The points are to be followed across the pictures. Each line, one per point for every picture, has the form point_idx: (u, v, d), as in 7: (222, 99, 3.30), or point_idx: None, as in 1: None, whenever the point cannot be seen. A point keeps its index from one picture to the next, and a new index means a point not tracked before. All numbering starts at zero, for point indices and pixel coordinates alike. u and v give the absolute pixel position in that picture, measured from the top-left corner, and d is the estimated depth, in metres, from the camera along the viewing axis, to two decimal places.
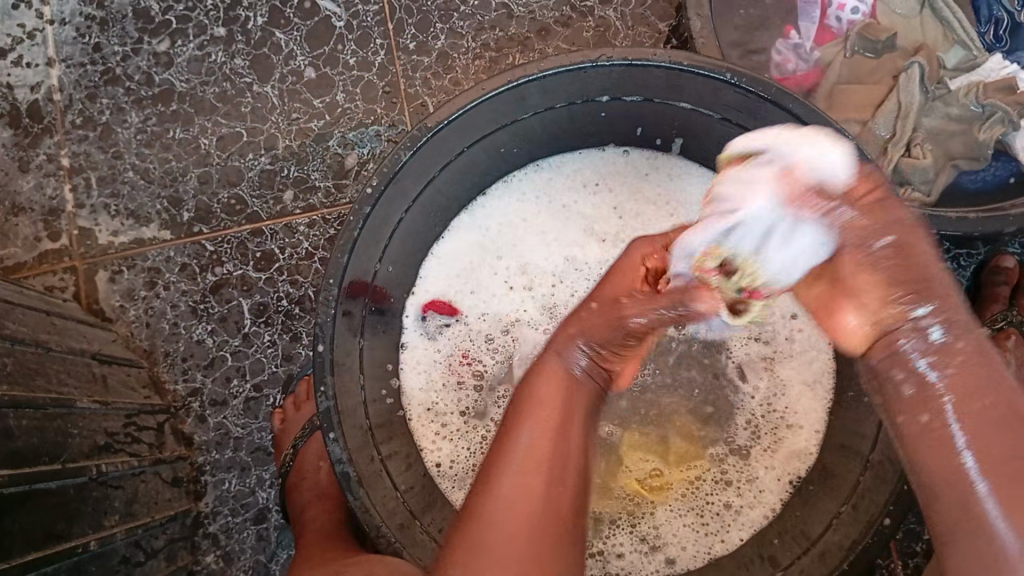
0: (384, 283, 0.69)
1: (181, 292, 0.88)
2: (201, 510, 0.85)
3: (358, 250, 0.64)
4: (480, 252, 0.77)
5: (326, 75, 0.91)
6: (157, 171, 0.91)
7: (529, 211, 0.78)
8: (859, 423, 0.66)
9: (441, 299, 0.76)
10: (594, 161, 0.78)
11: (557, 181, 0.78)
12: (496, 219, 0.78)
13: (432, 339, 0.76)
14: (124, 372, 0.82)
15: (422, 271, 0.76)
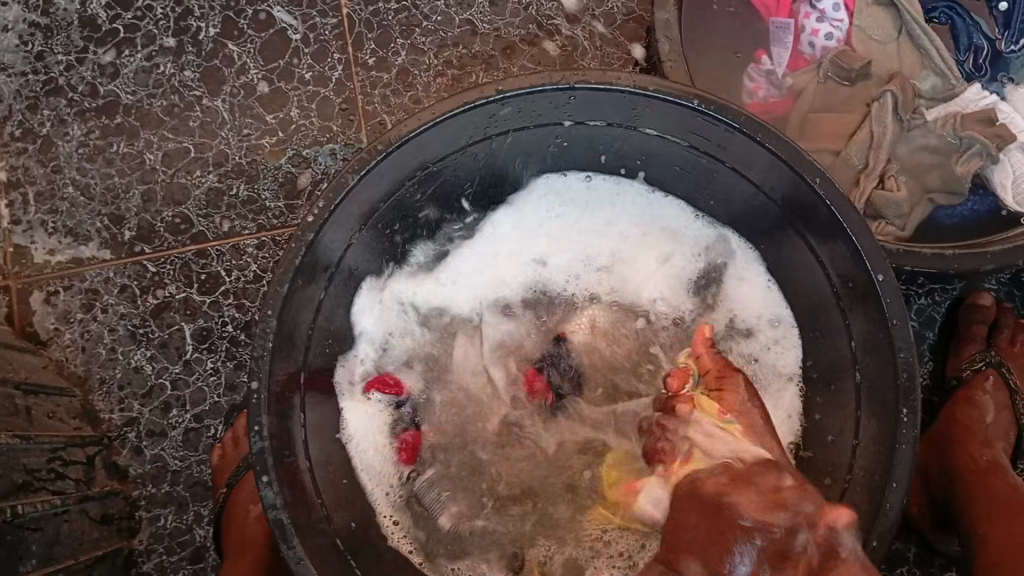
0: (329, 312, 0.66)
1: (120, 316, 0.84)
2: (135, 548, 0.80)
3: (300, 277, 0.60)
4: (432, 287, 0.74)
5: (280, 90, 0.87)
6: (98, 187, 0.86)
7: (486, 243, 0.75)
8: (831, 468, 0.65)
9: (380, 376, 0.72)
10: (555, 186, 0.74)
11: (509, 208, 0.74)
12: (442, 259, 0.74)
13: (372, 419, 0.71)
14: (53, 403, 0.76)
15: (363, 321, 0.71)
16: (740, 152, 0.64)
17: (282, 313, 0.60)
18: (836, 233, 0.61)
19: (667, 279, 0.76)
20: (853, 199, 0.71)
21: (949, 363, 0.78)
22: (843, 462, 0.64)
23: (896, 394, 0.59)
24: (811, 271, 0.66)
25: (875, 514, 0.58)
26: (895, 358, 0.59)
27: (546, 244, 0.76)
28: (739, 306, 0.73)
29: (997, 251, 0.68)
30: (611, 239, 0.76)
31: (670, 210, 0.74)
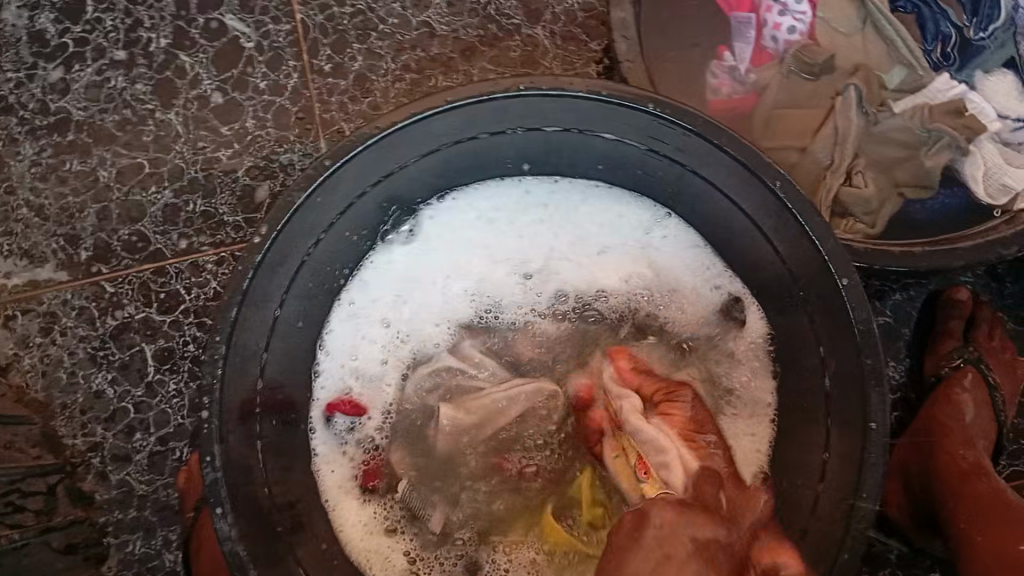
0: (286, 331, 0.64)
1: (79, 339, 0.82)
2: (104, 573, 0.79)
3: (252, 298, 0.60)
4: (378, 306, 0.72)
5: (235, 101, 0.84)
6: (52, 207, 0.84)
7: (419, 261, 0.73)
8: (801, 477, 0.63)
9: (342, 396, 0.71)
10: (505, 198, 0.73)
11: (452, 218, 0.72)
12: (399, 277, 0.73)
13: (340, 443, 0.70)
14: (10, 434, 0.74)
15: (326, 346, 0.70)
16: (699, 156, 0.62)
17: (230, 338, 0.59)
18: (796, 235, 0.60)
19: (605, 275, 0.74)
20: (820, 196, 0.70)
21: (926, 360, 0.76)
22: (812, 471, 0.62)
23: (867, 401, 0.58)
24: (779, 277, 0.64)
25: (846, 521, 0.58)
26: (862, 364, 0.58)
27: (482, 248, 0.74)
28: (699, 302, 0.73)
29: (966, 248, 0.66)
30: (548, 241, 0.74)
31: (606, 201, 0.73)
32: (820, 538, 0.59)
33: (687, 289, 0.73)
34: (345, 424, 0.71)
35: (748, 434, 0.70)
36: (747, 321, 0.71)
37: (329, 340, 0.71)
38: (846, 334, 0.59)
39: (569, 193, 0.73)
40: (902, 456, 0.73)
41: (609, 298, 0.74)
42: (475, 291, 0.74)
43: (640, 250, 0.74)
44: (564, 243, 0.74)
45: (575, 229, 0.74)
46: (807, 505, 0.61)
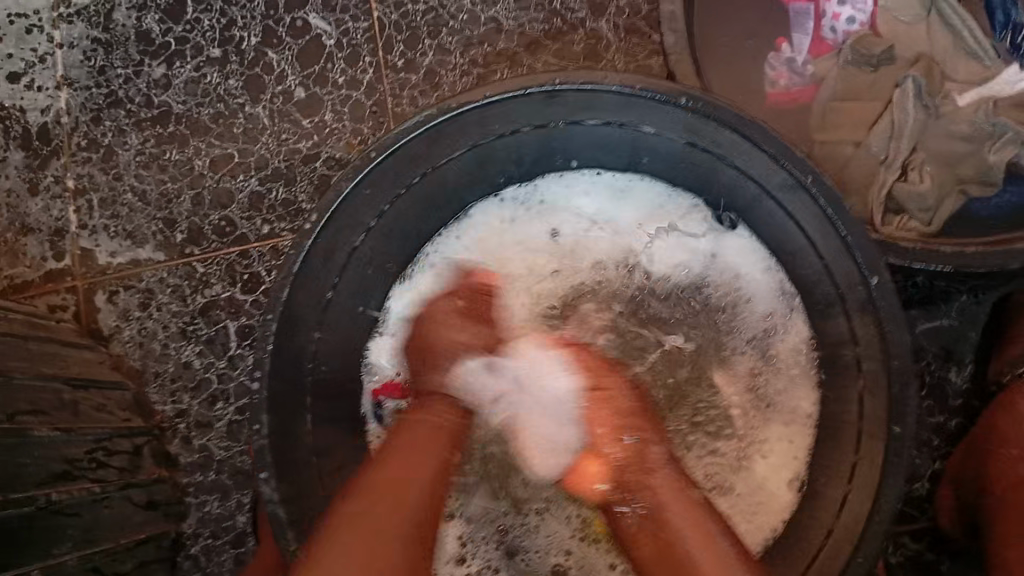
0: (338, 308, 0.69)
1: (172, 314, 0.89)
2: (184, 531, 0.87)
3: (301, 282, 0.65)
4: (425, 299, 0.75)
5: (315, 95, 0.90)
6: (153, 193, 0.92)
7: (465, 249, 0.76)
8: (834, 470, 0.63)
9: (390, 381, 0.75)
10: (556, 186, 0.75)
11: (500, 213, 0.75)
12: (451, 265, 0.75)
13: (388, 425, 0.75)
14: (104, 396, 0.82)
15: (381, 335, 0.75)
16: (738, 151, 0.62)
17: (281, 320, 0.64)
18: (829, 231, 0.59)
19: (649, 259, 0.75)
20: (873, 192, 0.69)
21: (992, 364, 0.74)
22: (842, 476, 0.62)
23: (892, 404, 0.58)
24: (818, 275, 0.64)
25: (865, 528, 0.58)
26: (889, 365, 0.58)
27: (528, 232, 0.76)
28: (757, 300, 0.72)
29: (1023, 248, 0.63)
30: (590, 229, 0.76)
31: (647, 195, 0.74)
32: (839, 545, 0.59)
33: (739, 281, 0.73)
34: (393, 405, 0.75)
35: (785, 436, 0.71)
36: (795, 326, 0.70)
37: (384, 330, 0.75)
38: (875, 334, 0.59)
39: (609, 185, 0.75)
40: (955, 463, 0.72)
41: (663, 289, 0.75)
42: (521, 281, 0.76)
43: (683, 239, 0.74)
44: (612, 231, 0.75)
45: (621, 218, 0.75)
46: (833, 509, 0.61)
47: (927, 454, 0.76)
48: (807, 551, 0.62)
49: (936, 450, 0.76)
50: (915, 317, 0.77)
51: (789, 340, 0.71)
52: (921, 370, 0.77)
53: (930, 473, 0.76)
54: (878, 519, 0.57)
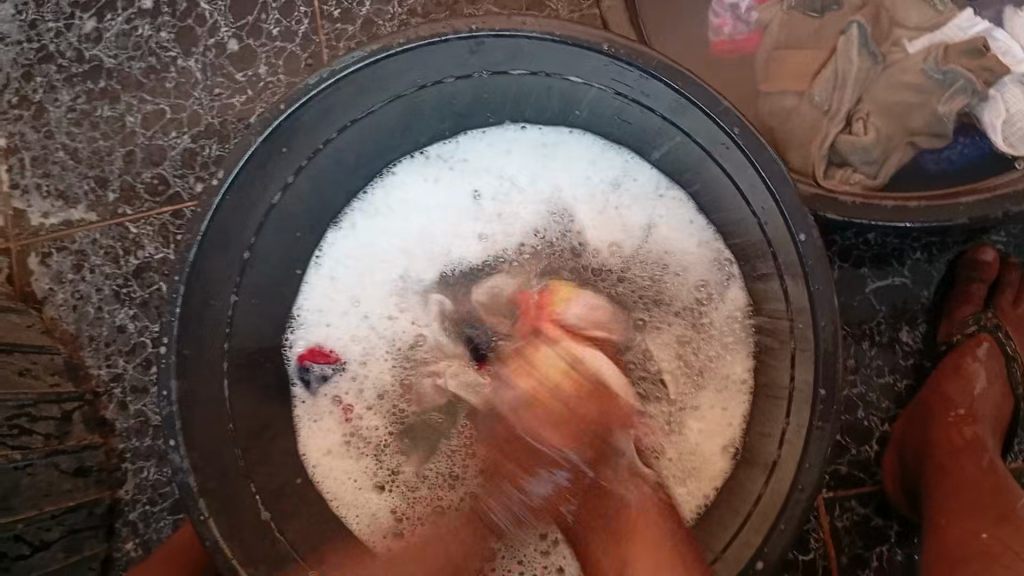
0: (259, 263, 0.66)
1: (105, 276, 0.87)
2: (122, 497, 0.84)
3: (212, 242, 0.61)
4: (353, 258, 0.75)
5: (249, 47, 0.88)
6: (85, 150, 0.89)
7: (393, 208, 0.75)
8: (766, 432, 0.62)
9: (315, 347, 0.73)
10: (486, 143, 0.74)
11: (429, 170, 0.75)
12: (380, 227, 0.75)
13: (314, 391, 0.73)
14: (29, 360, 0.78)
15: (300, 304, 0.73)
16: (667, 101, 0.60)
17: (191, 280, 0.60)
18: (755, 180, 0.58)
19: (579, 218, 0.75)
20: (817, 141, 0.74)
21: (943, 325, 0.76)
22: (772, 446, 0.61)
23: (816, 368, 0.57)
24: (751, 229, 0.62)
25: (788, 498, 0.56)
26: (817, 326, 0.57)
27: (454, 193, 0.75)
28: (690, 264, 0.72)
29: (969, 203, 0.68)
30: (517, 191, 0.75)
31: (579, 151, 0.74)
32: (764, 519, 0.57)
33: (677, 251, 0.73)
34: (322, 371, 0.73)
35: (718, 403, 0.70)
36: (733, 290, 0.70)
37: (304, 296, 0.73)
38: (801, 292, 0.58)
39: (536, 147, 0.74)
40: (902, 427, 0.74)
41: (593, 250, 0.74)
42: (453, 242, 0.76)
43: (619, 199, 0.74)
44: (542, 189, 0.75)
45: (550, 176, 0.75)
46: (761, 482, 0.60)
47: (875, 416, 0.77)
48: (733, 525, 0.60)
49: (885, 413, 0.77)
50: (866, 276, 0.77)
51: (724, 307, 0.71)
52: (869, 332, 0.77)
53: (877, 437, 0.76)
54: (800, 491, 0.56)
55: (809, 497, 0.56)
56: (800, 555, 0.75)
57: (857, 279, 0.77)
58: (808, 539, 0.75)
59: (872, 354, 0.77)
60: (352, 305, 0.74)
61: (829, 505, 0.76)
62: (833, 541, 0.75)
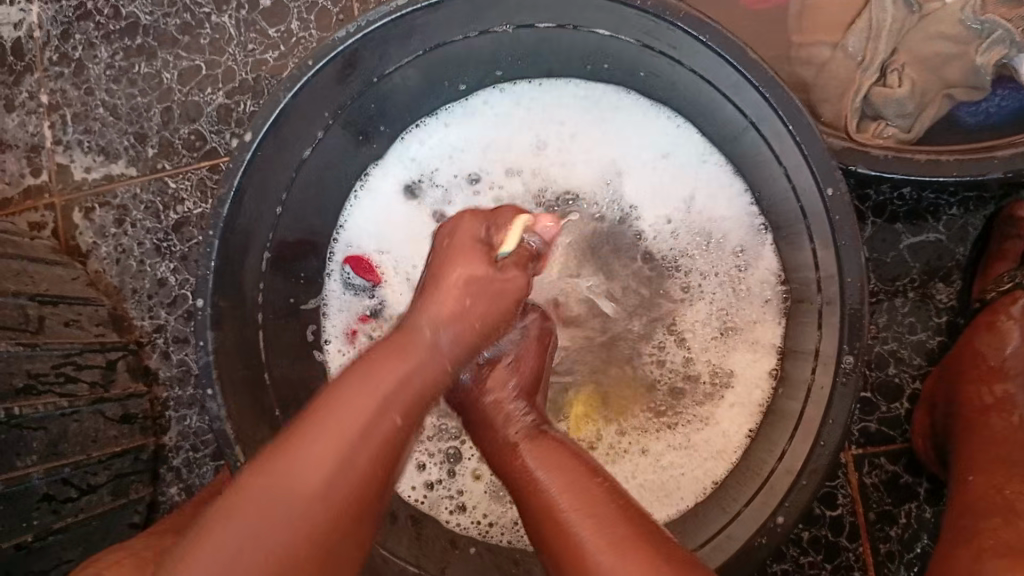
0: (291, 215, 0.68)
1: (146, 230, 0.89)
2: (166, 444, 0.87)
3: (246, 197, 0.62)
4: (395, 198, 0.76)
5: (281, 2, 0.89)
6: (124, 107, 0.90)
7: (447, 145, 0.75)
8: (794, 388, 0.63)
9: (368, 255, 0.75)
10: (545, 92, 0.74)
11: (502, 107, 0.75)
12: (434, 161, 0.76)
13: (354, 300, 0.75)
14: (74, 312, 0.81)
15: (349, 209, 0.75)
16: (694, 53, 0.59)
17: (224, 234, 0.61)
18: (783, 135, 0.57)
19: (629, 179, 0.74)
20: (850, 95, 0.74)
21: (977, 282, 0.75)
22: (798, 403, 0.61)
23: (841, 326, 0.57)
24: (780, 184, 0.62)
25: (810, 452, 0.57)
26: (843, 282, 0.56)
27: (516, 138, 0.75)
28: (717, 221, 0.72)
29: (1005, 156, 0.66)
30: (568, 140, 0.75)
31: (630, 117, 0.73)
32: (782, 478, 0.58)
33: (717, 222, 0.72)
34: (362, 287, 0.75)
35: (749, 357, 0.70)
36: (766, 256, 0.70)
37: (362, 197, 0.75)
38: (828, 248, 0.57)
39: (599, 103, 0.74)
40: (931, 386, 0.74)
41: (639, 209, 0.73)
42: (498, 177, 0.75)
43: (667, 168, 0.73)
44: (598, 146, 0.74)
45: (605, 136, 0.74)
46: (785, 440, 0.60)
47: (907, 372, 0.76)
48: (755, 480, 0.61)
49: (917, 370, 0.76)
50: (900, 232, 0.77)
51: (758, 271, 0.70)
52: (903, 288, 0.76)
53: (908, 394, 0.76)
54: (822, 445, 0.56)
55: (833, 453, 0.56)
56: (827, 510, 0.76)
57: (892, 235, 0.77)
58: (835, 495, 0.76)
59: (904, 311, 0.76)
60: (403, 246, 0.75)
61: (857, 461, 0.76)
62: (861, 497, 0.76)
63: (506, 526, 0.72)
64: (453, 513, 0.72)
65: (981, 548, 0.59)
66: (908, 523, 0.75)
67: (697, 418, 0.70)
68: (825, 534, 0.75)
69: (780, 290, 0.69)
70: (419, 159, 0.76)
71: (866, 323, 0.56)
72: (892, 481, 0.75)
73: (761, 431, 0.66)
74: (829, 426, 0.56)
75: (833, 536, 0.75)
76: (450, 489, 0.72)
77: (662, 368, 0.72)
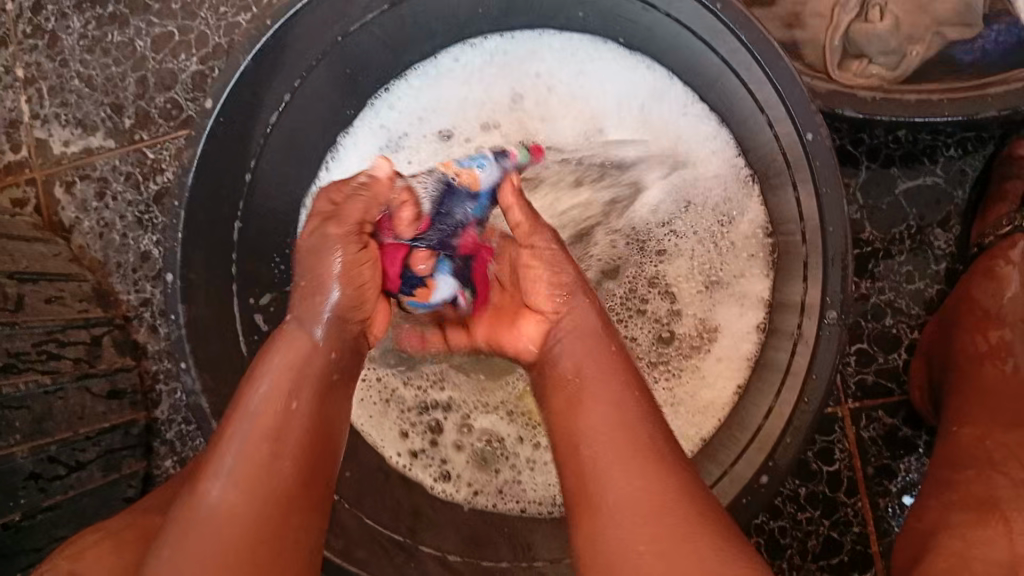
0: (263, 181, 0.66)
1: (128, 203, 0.87)
2: (157, 418, 0.86)
3: (213, 167, 0.60)
4: (365, 165, 0.73)
5: None
6: (99, 77, 0.88)
7: (421, 106, 0.73)
8: (779, 342, 0.61)
9: None
10: (521, 44, 0.71)
11: (473, 62, 0.72)
12: (409, 123, 0.74)
13: None
14: (56, 288, 0.80)
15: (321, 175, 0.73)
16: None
17: (191, 204, 0.59)
18: (764, 79, 0.55)
19: (611, 138, 0.72)
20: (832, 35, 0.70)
21: (976, 227, 0.73)
22: (782, 361, 0.59)
23: (824, 277, 0.55)
24: (763, 134, 0.59)
25: (793, 412, 0.55)
26: (825, 232, 0.55)
27: (490, 97, 0.73)
28: (708, 180, 0.69)
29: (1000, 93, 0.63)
30: (548, 94, 0.72)
31: (607, 66, 0.70)
32: (768, 436, 0.56)
33: (699, 172, 0.70)
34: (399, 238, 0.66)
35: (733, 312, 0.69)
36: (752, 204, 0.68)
37: (334, 162, 0.73)
38: (810, 199, 0.55)
39: (575, 56, 0.71)
40: (928, 337, 0.71)
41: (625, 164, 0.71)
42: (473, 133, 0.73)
43: (647, 118, 0.71)
44: (578, 100, 0.72)
45: (584, 86, 0.72)
46: (769, 400, 0.58)
47: (905, 322, 0.74)
48: (743, 437, 0.59)
49: (915, 320, 0.74)
50: (896, 177, 0.74)
51: (746, 227, 0.68)
52: (900, 237, 0.74)
53: (906, 344, 0.74)
54: (807, 402, 0.55)
55: (818, 409, 0.55)
56: (824, 466, 0.74)
57: (888, 180, 0.74)
58: (833, 450, 0.74)
59: (901, 260, 0.74)
60: None
61: (854, 415, 0.74)
62: (859, 451, 0.74)
63: (490, 493, 0.70)
64: (438, 480, 0.71)
65: (952, 502, 0.60)
66: (905, 480, 0.73)
67: (684, 378, 0.69)
68: (824, 490, 0.74)
69: (768, 246, 0.67)
70: (390, 123, 0.74)
71: (850, 275, 0.54)
72: (890, 435, 0.74)
73: (748, 389, 0.64)
74: (815, 383, 0.55)
75: (831, 492, 0.74)
76: (435, 459, 0.71)
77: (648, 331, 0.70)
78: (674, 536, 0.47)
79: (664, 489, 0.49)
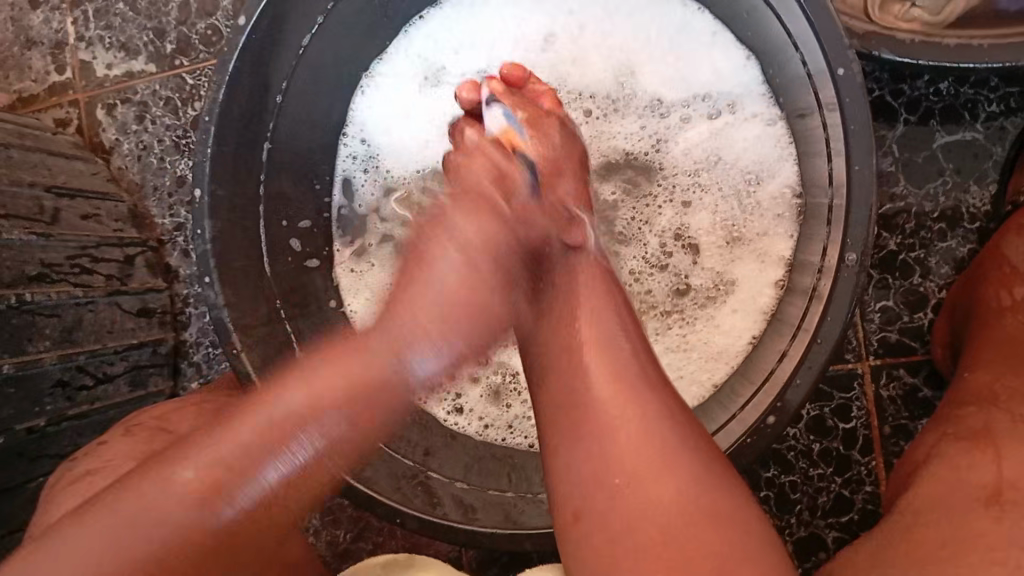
0: (295, 103, 0.66)
1: (166, 127, 0.89)
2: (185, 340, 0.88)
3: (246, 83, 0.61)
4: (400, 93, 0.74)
5: None
6: (143, 2, 0.89)
7: (455, 38, 0.73)
8: (798, 289, 0.61)
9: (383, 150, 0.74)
10: None
11: None
12: (445, 54, 0.74)
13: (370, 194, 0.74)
14: (92, 206, 0.81)
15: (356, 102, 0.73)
16: None
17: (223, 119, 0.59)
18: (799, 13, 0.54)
19: (648, 76, 0.71)
20: None
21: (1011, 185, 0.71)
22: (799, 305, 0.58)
23: (848, 220, 0.55)
24: (796, 73, 0.59)
25: (805, 353, 0.55)
26: (850, 171, 0.54)
27: (524, 31, 0.73)
28: (739, 126, 0.69)
29: None
30: (584, 31, 0.72)
31: (642, 3, 0.70)
32: (778, 380, 0.56)
33: (731, 118, 0.69)
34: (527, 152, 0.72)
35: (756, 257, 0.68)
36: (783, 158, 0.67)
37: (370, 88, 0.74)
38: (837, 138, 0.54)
39: None
40: (954, 294, 0.70)
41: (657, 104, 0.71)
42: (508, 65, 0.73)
43: (681, 58, 0.70)
44: (613, 36, 0.72)
45: (620, 23, 0.71)
46: (785, 342, 0.58)
47: (933, 281, 0.73)
48: (756, 380, 0.59)
49: (943, 280, 0.73)
50: (934, 130, 0.73)
51: (774, 178, 0.68)
52: (934, 191, 0.73)
53: (933, 304, 0.73)
54: (819, 344, 0.55)
55: (831, 352, 0.54)
56: (840, 423, 0.73)
57: (925, 134, 0.73)
58: (850, 407, 0.73)
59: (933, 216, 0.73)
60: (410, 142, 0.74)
61: (874, 372, 0.73)
62: (877, 409, 0.73)
63: (501, 428, 0.72)
64: (451, 413, 0.72)
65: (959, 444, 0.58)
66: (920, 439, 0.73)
67: (702, 324, 0.69)
68: (838, 446, 0.73)
69: (792, 200, 0.66)
70: (425, 54, 0.74)
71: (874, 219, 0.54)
72: (909, 395, 0.73)
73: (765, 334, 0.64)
74: (829, 324, 0.55)
75: (845, 450, 0.73)
76: (449, 392, 0.73)
77: (668, 273, 0.70)
78: (667, 512, 0.48)
79: (654, 471, 0.49)
